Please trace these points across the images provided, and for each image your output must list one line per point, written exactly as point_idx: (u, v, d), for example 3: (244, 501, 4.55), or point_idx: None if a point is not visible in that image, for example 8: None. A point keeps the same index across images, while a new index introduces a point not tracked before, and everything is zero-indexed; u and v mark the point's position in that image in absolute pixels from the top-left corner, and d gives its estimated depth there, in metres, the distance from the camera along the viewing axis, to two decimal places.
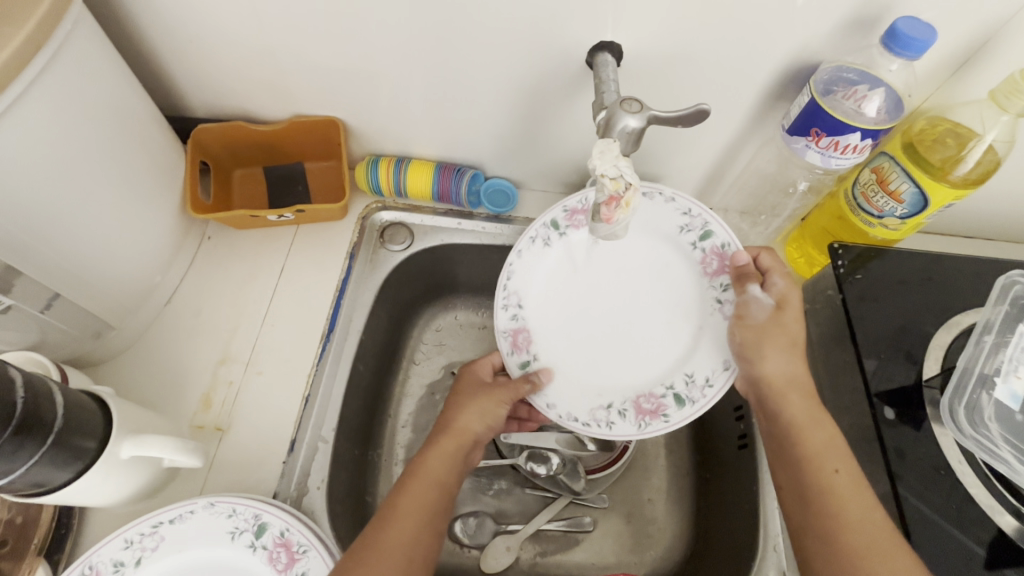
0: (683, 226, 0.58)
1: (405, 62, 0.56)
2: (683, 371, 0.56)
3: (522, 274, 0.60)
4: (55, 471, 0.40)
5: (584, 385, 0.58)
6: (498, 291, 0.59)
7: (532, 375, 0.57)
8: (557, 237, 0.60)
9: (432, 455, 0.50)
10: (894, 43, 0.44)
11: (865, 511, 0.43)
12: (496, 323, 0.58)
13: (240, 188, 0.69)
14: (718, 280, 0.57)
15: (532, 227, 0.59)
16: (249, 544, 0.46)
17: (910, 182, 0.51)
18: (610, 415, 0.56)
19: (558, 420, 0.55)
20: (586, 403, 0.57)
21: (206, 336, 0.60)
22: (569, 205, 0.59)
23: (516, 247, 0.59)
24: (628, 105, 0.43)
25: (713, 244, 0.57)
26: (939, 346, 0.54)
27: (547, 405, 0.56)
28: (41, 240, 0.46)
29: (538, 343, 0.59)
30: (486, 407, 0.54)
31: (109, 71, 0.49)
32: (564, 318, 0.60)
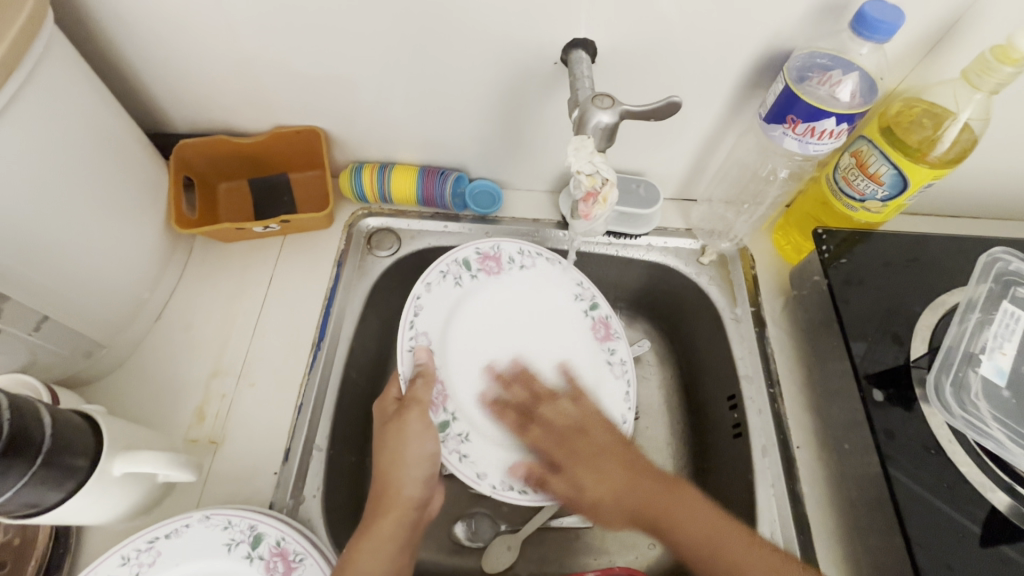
0: (576, 295, 0.64)
1: (382, 69, 0.57)
2: (594, 428, 0.58)
3: (429, 312, 0.60)
4: (47, 491, 0.40)
5: (508, 447, 0.56)
6: (404, 330, 0.58)
7: (451, 439, 0.55)
8: (468, 278, 0.62)
9: (368, 545, 0.47)
10: (863, 27, 0.44)
11: (707, 520, 0.49)
12: (400, 367, 0.56)
13: (226, 201, 0.69)
14: (607, 345, 0.62)
15: (443, 262, 0.62)
16: (246, 555, 0.46)
17: (888, 164, 0.51)
18: (541, 477, 0.55)
19: (493, 492, 0.53)
20: (516, 465, 0.55)
21: (198, 350, 0.60)
22: (481, 249, 0.63)
23: (427, 280, 0.60)
24: (600, 100, 0.43)
25: (600, 314, 0.64)
26: (926, 326, 0.55)
27: (477, 475, 0.54)
28: (24, 259, 0.46)
29: (454, 399, 0.57)
30: (413, 453, 0.51)
31: (87, 90, 0.49)
32: (472, 366, 0.59)
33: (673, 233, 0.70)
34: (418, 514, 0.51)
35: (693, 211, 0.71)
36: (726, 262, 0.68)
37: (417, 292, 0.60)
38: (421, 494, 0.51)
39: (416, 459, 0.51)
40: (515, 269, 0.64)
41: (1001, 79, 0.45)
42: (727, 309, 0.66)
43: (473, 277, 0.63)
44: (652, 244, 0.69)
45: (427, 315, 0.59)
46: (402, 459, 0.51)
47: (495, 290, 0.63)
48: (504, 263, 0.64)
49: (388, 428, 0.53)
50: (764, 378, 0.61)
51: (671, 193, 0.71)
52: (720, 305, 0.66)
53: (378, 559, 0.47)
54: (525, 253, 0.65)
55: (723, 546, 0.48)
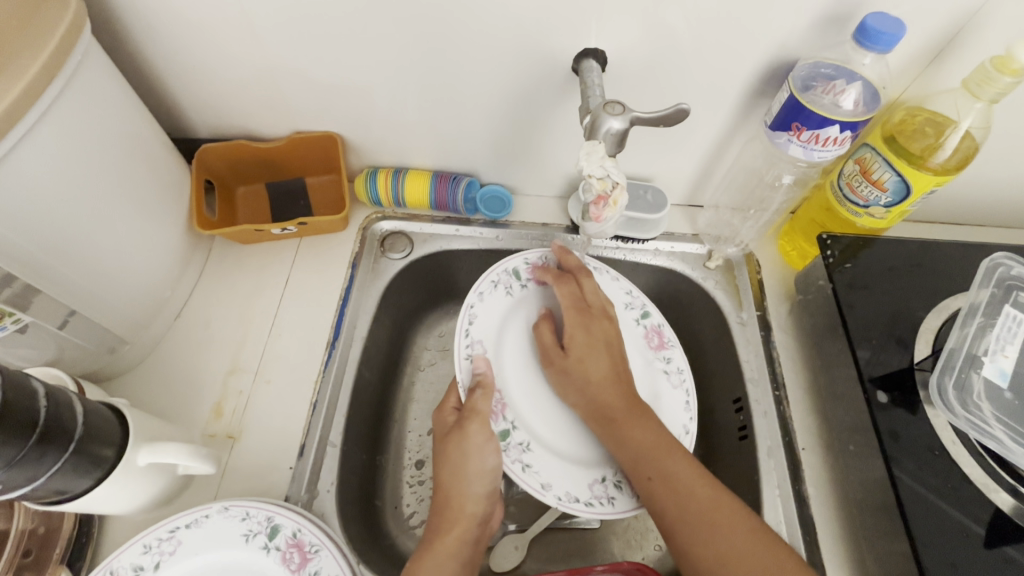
0: (626, 303, 0.64)
1: (399, 77, 0.59)
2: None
3: (484, 320, 0.59)
4: (76, 478, 0.42)
5: (569, 459, 0.55)
6: (461, 337, 0.57)
7: (514, 449, 0.54)
8: (519, 287, 0.62)
9: (431, 562, 0.48)
10: (865, 38, 0.46)
11: (655, 445, 0.49)
12: (458, 375, 0.56)
13: (245, 205, 0.71)
14: (661, 353, 0.62)
15: (494, 271, 0.62)
16: (263, 546, 0.47)
17: (891, 171, 0.53)
18: (608, 489, 0.53)
19: (559, 503, 0.51)
20: (583, 477, 0.54)
21: (217, 348, 0.62)
22: (530, 257, 0.64)
23: (479, 290, 0.60)
24: (611, 107, 0.44)
25: (652, 322, 0.64)
26: (930, 330, 0.56)
27: (541, 486, 0.52)
28: (55, 255, 0.47)
29: (511, 408, 0.56)
30: (474, 467, 0.51)
31: (119, 96, 0.52)
32: (528, 378, 0.59)
33: (679, 238, 0.71)
34: (480, 531, 0.51)
35: (699, 216, 0.73)
36: (732, 267, 0.70)
37: (471, 299, 0.60)
38: (484, 511, 0.52)
39: (477, 476, 0.51)
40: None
41: (1000, 89, 0.47)
42: (733, 313, 0.67)
43: (523, 286, 0.63)
44: (659, 249, 0.71)
45: (481, 324, 0.59)
46: (463, 475, 0.51)
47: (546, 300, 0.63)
48: None
49: (449, 441, 0.52)
50: (770, 381, 0.62)
51: (677, 199, 0.73)
52: (726, 309, 0.67)
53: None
54: None
55: (659, 462, 0.48)
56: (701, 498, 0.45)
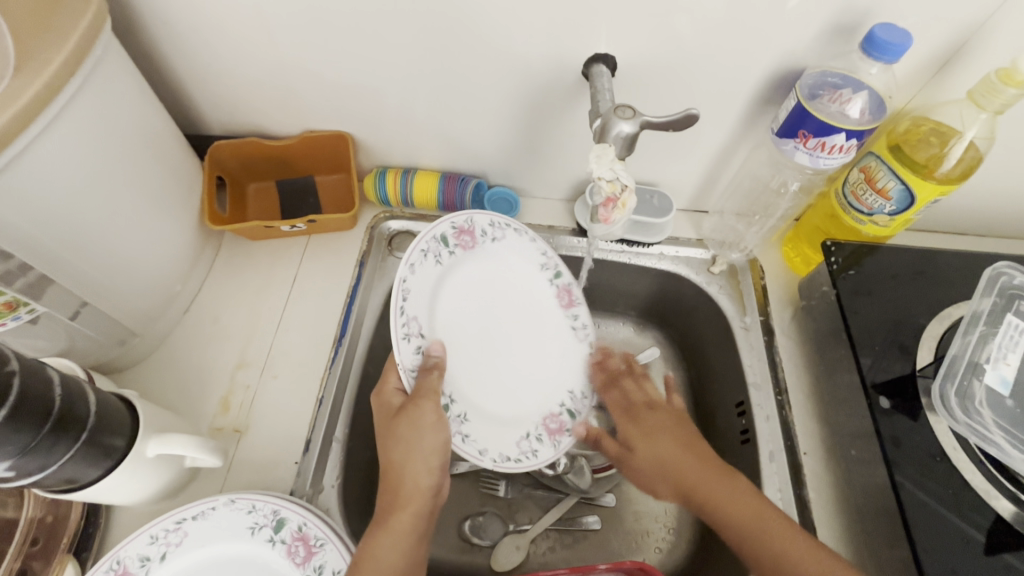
0: (542, 264, 0.65)
1: (411, 78, 0.60)
2: (567, 390, 0.63)
3: (417, 296, 0.54)
4: (87, 468, 0.42)
5: (500, 420, 0.58)
6: (395, 320, 0.51)
7: (452, 421, 0.54)
8: (447, 254, 0.58)
9: (386, 537, 0.47)
10: (873, 48, 0.46)
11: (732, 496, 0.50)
12: (399, 359, 0.51)
13: (254, 202, 0.72)
14: (572, 311, 0.66)
15: (423, 240, 0.56)
16: (269, 539, 0.48)
17: (896, 180, 0.53)
18: (531, 442, 0.59)
19: (496, 465, 0.55)
20: (510, 436, 0.58)
21: (224, 342, 0.63)
22: (458, 222, 0.59)
23: (409, 263, 0.54)
24: (622, 111, 0.45)
25: (563, 282, 0.66)
26: (932, 338, 0.56)
27: (479, 453, 0.55)
28: (71, 249, 0.48)
29: (449, 382, 0.55)
30: (429, 444, 0.51)
31: (136, 91, 0.52)
32: (458, 342, 0.58)
33: (684, 243, 0.72)
34: (434, 502, 0.52)
35: (705, 222, 0.73)
36: (736, 272, 0.70)
37: (402, 274, 0.53)
38: (437, 483, 0.52)
39: (431, 452, 0.51)
40: (488, 240, 0.62)
41: (1005, 100, 0.47)
42: (736, 318, 0.67)
43: (450, 253, 0.59)
44: (664, 253, 0.71)
45: (416, 300, 0.54)
46: (415, 451, 0.51)
47: (466, 266, 0.60)
48: (478, 234, 0.61)
49: (397, 422, 0.51)
50: (773, 386, 0.62)
51: (683, 204, 0.74)
52: (730, 314, 0.68)
53: (397, 551, 0.47)
54: (496, 224, 0.62)
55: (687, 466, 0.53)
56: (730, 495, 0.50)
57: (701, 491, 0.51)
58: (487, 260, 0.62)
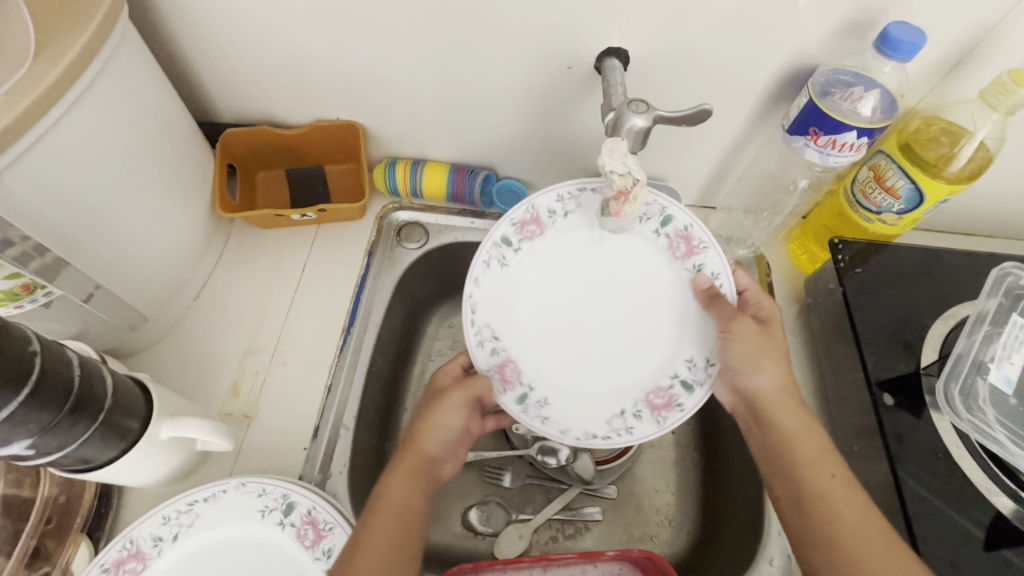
0: (643, 215, 0.57)
1: (423, 69, 0.60)
2: (684, 358, 0.57)
3: (485, 303, 0.59)
4: (103, 449, 0.43)
5: (586, 405, 0.58)
6: (468, 329, 0.57)
7: (533, 406, 0.57)
8: (512, 254, 0.59)
9: (399, 476, 0.48)
10: (886, 47, 0.47)
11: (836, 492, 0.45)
12: (475, 360, 0.58)
13: (264, 190, 0.72)
14: (690, 262, 0.58)
15: (482, 250, 0.58)
16: (279, 522, 0.49)
17: (906, 179, 0.54)
18: (626, 420, 0.57)
19: (578, 442, 0.56)
20: (601, 415, 0.57)
21: (235, 328, 0.63)
22: (517, 218, 0.58)
23: (473, 277, 0.58)
24: (635, 105, 0.45)
25: (675, 227, 0.57)
26: (937, 336, 0.57)
27: (560, 432, 0.56)
28: (88, 234, 0.48)
29: (527, 372, 0.59)
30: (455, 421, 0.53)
31: (153, 77, 0.53)
32: (546, 325, 0.61)
33: None
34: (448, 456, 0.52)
35: (712, 218, 0.74)
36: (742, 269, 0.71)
37: (469, 290, 0.58)
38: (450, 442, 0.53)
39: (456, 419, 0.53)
40: (558, 218, 0.59)
41: (1016, 100, 0.48)
42: None
43: (517, 250, 0.60)
44: None
45: (484, 308, 0.59)
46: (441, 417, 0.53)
47: (543, 252, 0.60)
48: (546, 221, 0.59)
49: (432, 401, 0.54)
50: None
51: (691, 200, 0.74)
52: None
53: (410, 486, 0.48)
54: (564, 198, 0.58)
55: (804, 449, 0.48)
56: (841, 489, 0.45)
57: (807, 479, 0.46)
58: (563, 238, 0.60)
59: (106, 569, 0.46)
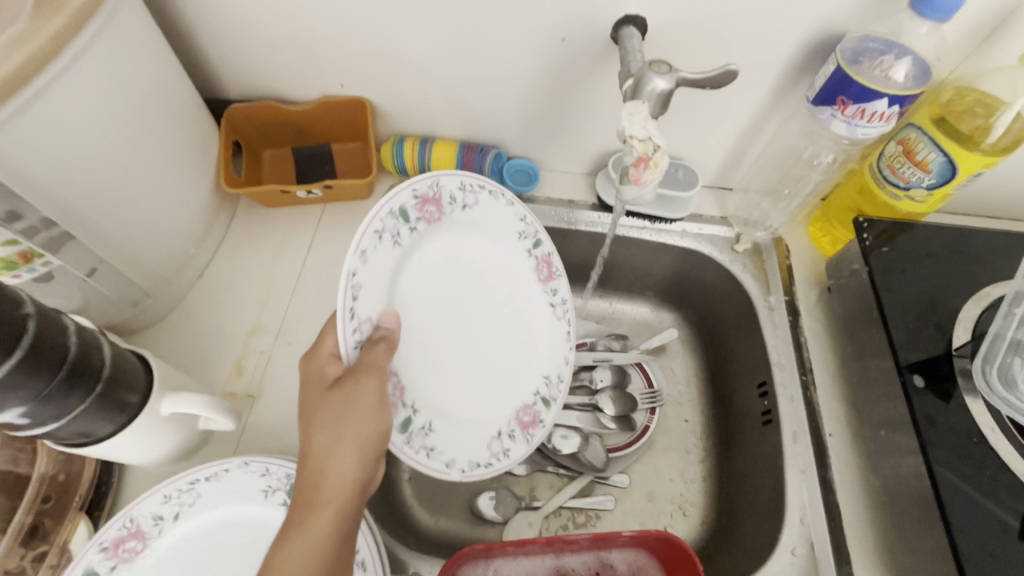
0: (519, 232, 0.59)
1: (432, 40, 0.58)
2: (540, 375, 0.59)
3: (368, 291, 0.45)
4: (100, 423, 0.41)
5: (463, 425, 0.53)
6: (344, 320, 0.42)
7: (417, 435, 0.49)
8: (406, 232, 0.49)
9: (296, 544, 0.37)
10: (923, 6, 0.44)
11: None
12: (342, 349, 0.42)
13: (270, 168, 0.71)
14: (550, 285, 0.61)
15: (378, 217, 0.46)
16: (283, 503, 0.47)
17: (938, 152, 0.51)
18: (503, 443, 0.55)
19: (464, 476, 0.51)
20: (479, 441, 0.54)
21: (239, 307, 0.62)
22: (420, 190, 0.50)
23: (361, 249, 0.44)
24: (658, 66, 0.44)
25: (542, 252, 0.61)
26: (969, 317, 0.54)
27: (445, 465, 0.50)
28: (91, 204, 0.47)
29: (410, 391, 0.50)
30: (361, 428, 0.41)
31: (156, 45, 0.51)
32: (414, 330, 0.51)
33: (708, 220, 0.70)
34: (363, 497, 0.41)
35: (729, 200, 0.71)
36: (761, 251, 0.68)
37: (351, 266, 0.43)
38: (363, 474, 0.41)
39: (366, 438, 0.41)
40: (456, 209, 0.54)
41: None
42: (760, 297, 0.66)
43: (411, 229, 0.50)
44: (686, 230, 0.70)
45: (366, 295, 0.45)
46: (344, 431, 0.40)
47: (433, 239, 0.52)
48: (445, 205, 0.53)
49: (329, 397, 0.41)
50: (797, 366, 0.61)
51: (707, 181, 0.71)
52: (754, 293, 0.66)
53: (311, 556, 0.37)
54: (467, 188, 0.54)
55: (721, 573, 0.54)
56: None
57: None
58: (454, 237, 0.54)
59: (104, 547, 0.44)
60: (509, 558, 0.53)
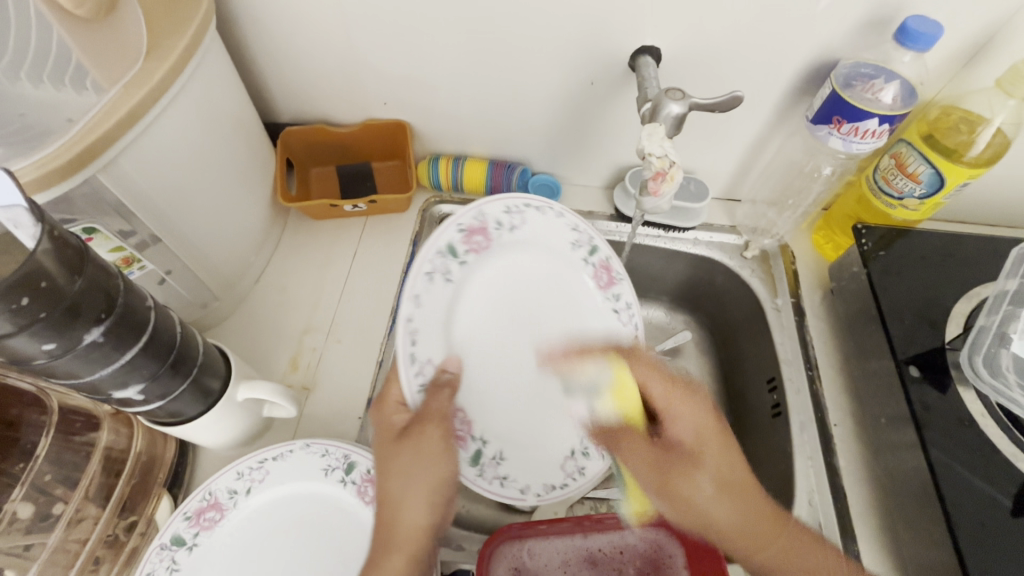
0: (575, 242, 0.64)
1: (466, 69, 0.65)
2: None
3: (427, 330, 0.54)
4: (189, 404, 0.48)
5: (538, 453, 0.59)
6: (405, 364, 0.51)
7: (489, 464, 0.56)
8: (456, 267, 0.57)
9: None
10: (906, 38, 0.50)
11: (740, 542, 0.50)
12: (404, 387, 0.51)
13: (316, 185, 0.78)
14: (611, 291, 0.65)
15: (426, 261, 0.55)
16: (341, 480, 0.53)
17: (927, 164, 0.57)
18: (577, 461, 0.60)
19: (540, 500, 0.57)
20: (553, 463, 0.59)
21: (292, 310, 0.68)
22: (464, 225, 0.57)
23: (412, 292, 0.54)
24: (672, 93, 0.50)
25: (600, 258, 0.64)
26: (960, 315, 0.59)
27: (520, 491, 0.57)
28: (177, 215, 0.53)
29: (478, 424, 0.57)
30: (431, 474, 0.48)
31: (231, 77, 0.58)
32: (475, 357, 0.58)
33: (718, 229, 0.75)
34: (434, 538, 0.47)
35: (737, 210, 0.77)
36: (768, 257, 0.74)
37: (407, 311, 0.53)
38: (435, 517, 0.47)
39: (437, 483, 0.47)
40: (503, 233, 0.60)
41: None
42: (768, 299, 0.71)
43: (462, 262, 0.58)
44: (698, 238, 0.75)
45: (423, 335, 0.54)
46: (417, 478, 0.47)
47: (488, 267, 0.59)
48: (492, 232, 0.59)
49: (400, 446, 0.48)
50: (803, 362, 0.66)
51: (717, 193, 0.77)
52: (762, 296, 0.72)
53: None
54: (509, 211, 0.60)
55: (724, 522, 0.50)
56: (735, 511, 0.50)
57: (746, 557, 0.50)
58: (503, 261, 0.60)
59: (188, 516, 0.50)
60: (540, 537, 0.57)
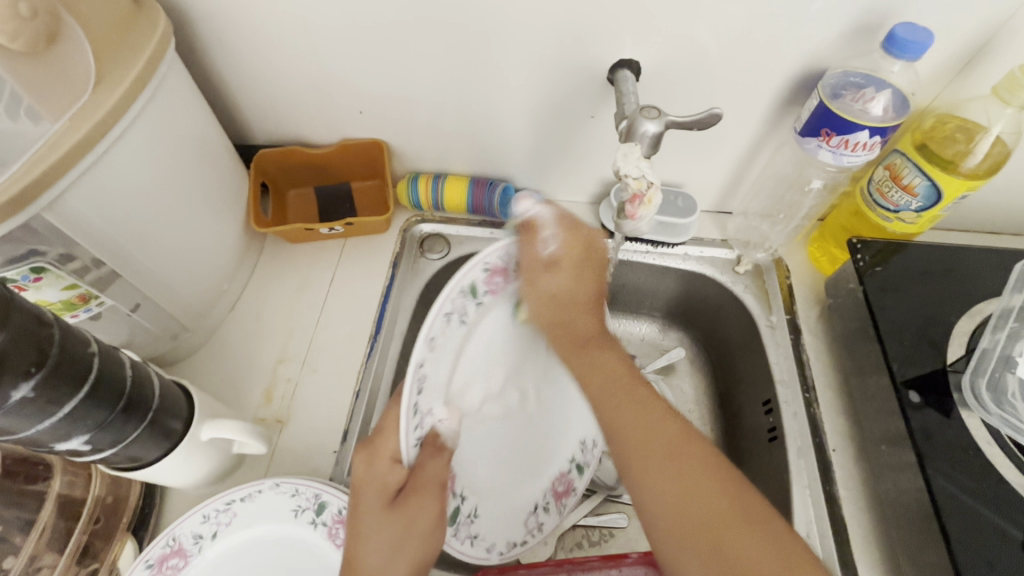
0: None
1: (441, 86, 0.63)
2: (578, 442, 0.65)
3: (431, 375, 0.48)
4: (149, 447, 0.45)
5: (507, 507, 0.58)
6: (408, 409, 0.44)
7: (464, 523, 0.53)
8: (473, 309, 0.52)
9: None
10: (893, 47, 0.48)
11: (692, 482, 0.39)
12: (405, 443, 0.44)
13: (295, 207, 0.76)
14: None
15: (449, 300, 0.49)
16: (311, 521, 0.50)
17: (922, 176, 0.54)
18: (538, 516, 0.61)
19: (504, 557, 0.56)
20: (518, 521, 0.59)
21: (268, 337, 0.66)
22: (491, 265, 0.52)
23: (430, 333, 0.47)
24: (647, 112, 0.47)
25: None
26: (963, 333, 0.56)
27: (487, 549, 0.55)
28: (136, 247, 0.51)
29: (460, 479, 0.53)
30: (426, 534, 0.44)
31: (195, 102, 0.57)
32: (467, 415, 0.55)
33: (709, 243, 0.73)
34: None
35: (729, 223, 0.74)
36: (761, 272, 0.71)
37: (420, 356, 0.46)
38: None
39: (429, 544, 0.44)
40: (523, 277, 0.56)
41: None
42: (762, 317, 0.68)
43: (479, 303, 0.53)
44: (688, 253, 0.73)
45: (428, 386, 0.47)
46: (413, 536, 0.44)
47: (499, 313, 0.56)
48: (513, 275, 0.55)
49: (394, 511, 0.44)
50: (799, 383, 0.63)
51: (707, 206, 0.75)
52: (755, 313, 0.69)
53: None
54: None
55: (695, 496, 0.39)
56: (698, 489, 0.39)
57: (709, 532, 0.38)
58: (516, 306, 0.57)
59: (150, 564, 0.48)
60: None
